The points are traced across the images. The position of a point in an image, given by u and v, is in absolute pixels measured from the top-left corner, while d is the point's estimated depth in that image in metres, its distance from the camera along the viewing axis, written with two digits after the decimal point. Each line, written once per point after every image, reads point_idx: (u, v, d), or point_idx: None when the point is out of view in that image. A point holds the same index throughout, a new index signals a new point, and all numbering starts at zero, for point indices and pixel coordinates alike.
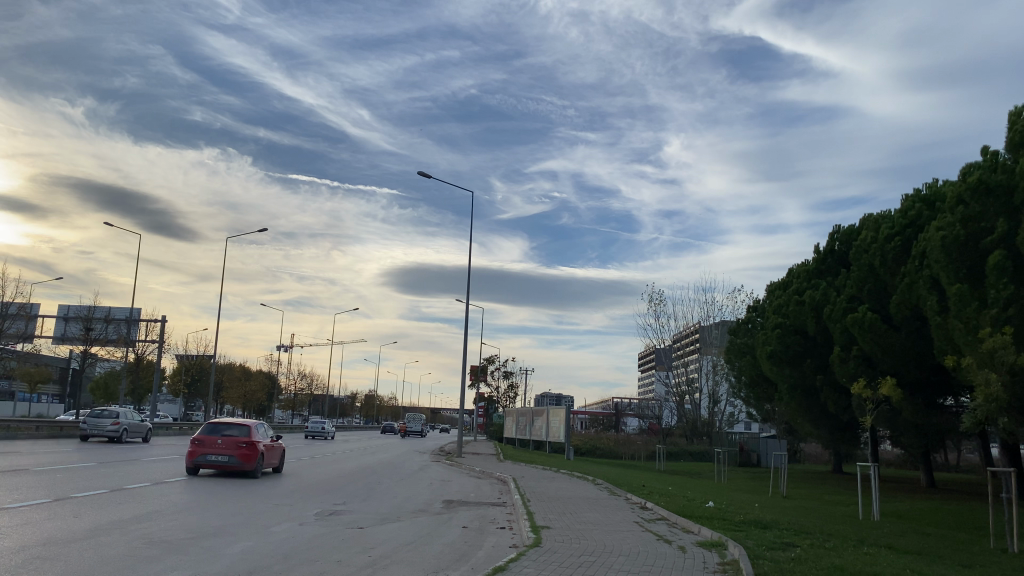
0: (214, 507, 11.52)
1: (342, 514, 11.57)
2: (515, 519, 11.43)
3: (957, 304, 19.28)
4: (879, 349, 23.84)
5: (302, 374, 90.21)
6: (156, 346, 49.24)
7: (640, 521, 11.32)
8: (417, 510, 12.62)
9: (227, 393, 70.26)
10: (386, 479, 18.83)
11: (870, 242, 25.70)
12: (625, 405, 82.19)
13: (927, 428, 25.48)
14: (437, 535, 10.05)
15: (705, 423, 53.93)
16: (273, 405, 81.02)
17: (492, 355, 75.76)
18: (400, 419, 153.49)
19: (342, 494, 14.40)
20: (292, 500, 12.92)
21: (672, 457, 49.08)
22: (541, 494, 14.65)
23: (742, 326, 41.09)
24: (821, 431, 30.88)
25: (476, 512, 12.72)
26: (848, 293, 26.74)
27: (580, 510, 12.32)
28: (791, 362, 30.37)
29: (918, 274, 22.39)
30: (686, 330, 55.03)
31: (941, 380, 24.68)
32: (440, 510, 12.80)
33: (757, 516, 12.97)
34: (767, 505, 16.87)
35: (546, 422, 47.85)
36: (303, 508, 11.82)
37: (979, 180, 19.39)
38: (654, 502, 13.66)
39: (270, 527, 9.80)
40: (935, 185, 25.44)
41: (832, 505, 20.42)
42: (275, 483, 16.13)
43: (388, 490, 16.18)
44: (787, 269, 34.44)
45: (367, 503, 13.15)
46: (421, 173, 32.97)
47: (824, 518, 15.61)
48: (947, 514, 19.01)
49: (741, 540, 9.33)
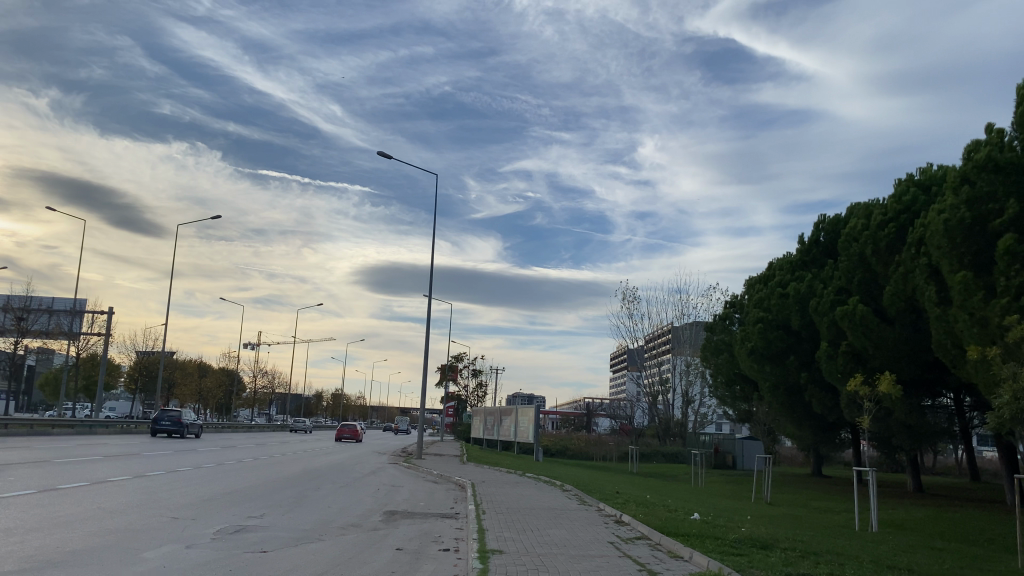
0: (88, 523, 9.25)
1: (247, 532, 9.35)
2: (463, 539, 9.35)
3: (960, 294, 17.62)
4: (870, 344, 22.12)
5: (264, 372, 87.19)
6: (102, 340, 46.51)
7: (616, 541, 9.30)
8: (346, 524, 10.44)
9: (180, 390, 67.20)
10: (328, 484, 16.77)
11: (860, 229, 24.01)
12: (596, 405, 80.20)
13: (921, 429, 23.87)
14: (361, 563, 7.82)
15: (678, 423, 52.24)
16: (234, 403, 78.11)
17: (461, 352, 73.77)
18: (367, 418, 150.92)
19: (265, 505, 12.20)
20: (196, 513, 10.69)
21: (645, 459, 47.31)
22: (499, 505, 12.57)
23: (718, 322, 39.22)
24: (804, 431, 29.21)
25: (420, 528, 10.56)
26: (836, 285, 25.01)
27: (544, 527, 10.28)
28: (773, 359, 28.68)
29: (914, 262, 20.72)
30: (658, 330, 53.37)
31: (937, 379, 23.06)
32: (376, 525, 10.67)
33: (754, 533, 11.03)
34: (758, 516, 14.98)
35: (514, 422, 45.93)
36: (203, 524, 9.61)
37: (988, 157, 17.61)
38: (630, 514, 11.68)
39: (143, 552, 7.64)
40: (929, 168, 23.76)
41: (823, 513, 18.71)
42: (198, 488, 14.16)
43: (324, 497, 14.13)
44: (768, 262, 32.84)
45: (288, 517, 11.01)
46: (382, 154, 30.71)
47: (822, 532, 13.74)
48: (951, 524, 17.39)
49: (746, 571, 7.36)
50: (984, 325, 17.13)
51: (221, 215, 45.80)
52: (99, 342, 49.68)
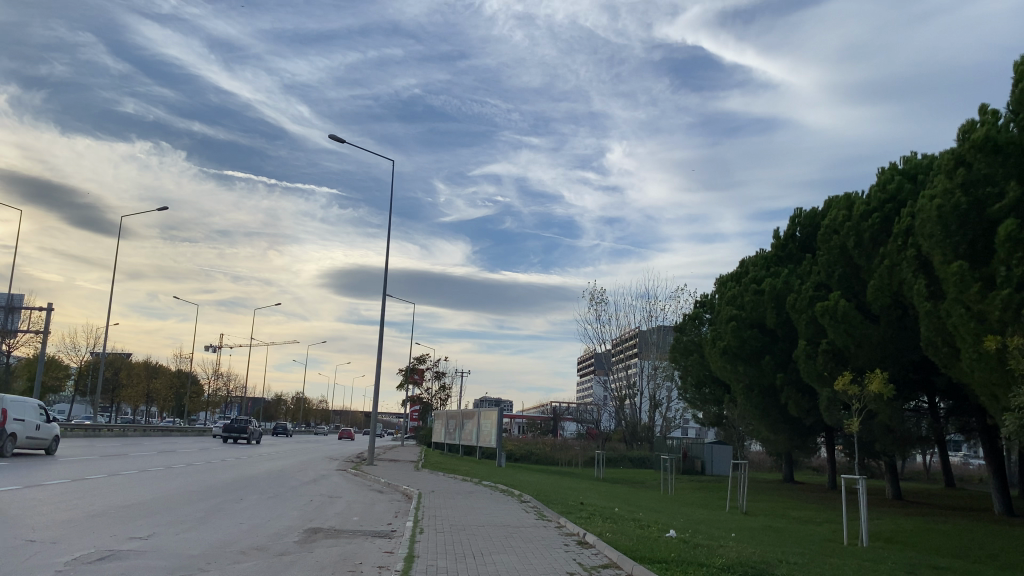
0: None
1: (113, 562, 7.41)
2: (385, 569, 7.47)
3: (956, 286, 16.13)
4: (852, 342, 20.65)
5: (218, 373, 84.29)
6: (38, 338, 43.35)
7: (576, 572, 7.50)
8: (247, 548, 8.51)
9: (126, 391, 64.28)
10: (254, 494, 14.89)
11: (841, 220, 22.57)
12: (562, 409, 78.40)
13: (906, 434, 22.28)
14: None
15: (645, 427, 50.70)
16: (187, 406, 75.26)
17: (424, 353, 71.80)
18: (329, 422, 148.17)
19: (161, 522, 10.15)
20: (62, 534, 8.69)
21: (612, 464, 45.78)
22: (442, 522, 10.79)
23: (688, 322, 37.82)
24: (779, 436, 27.57)
25: (339, 551, 8.65)
26: (815, 280, 23.53)
27: (491, 550, 8.49)
28: (747, 359, 27.16)
29: (900, 255, 19.30)
30: (626, 333, 51.95)
31: (922, 379, 21.74)
32: (287, 549, 8.72)
33: (743, 556, 9.39)
34: (738, 532, 13.32)
35: (476, 425, 44.12)
36: (59, 550, 7.68)
37: (988, 137, 16.12)
38: (596, 533, 9.85)
39: None
40: (914, 157, 22.41)
41: (805, 524, 17.20)
42: (93, 500, 12.18)
43: (241, 510, 12.23)
44: (740, 259, 31.46)
45: (182, 537, 9.08)
46: (333, 137, 28.39)
47: (807, 549, 12.21)
48: (945, 536, 15.95)
49: None
50: (982, 320, 15.65)
51: (164, 207, 43.60)
52: (35, 341, 47.18)
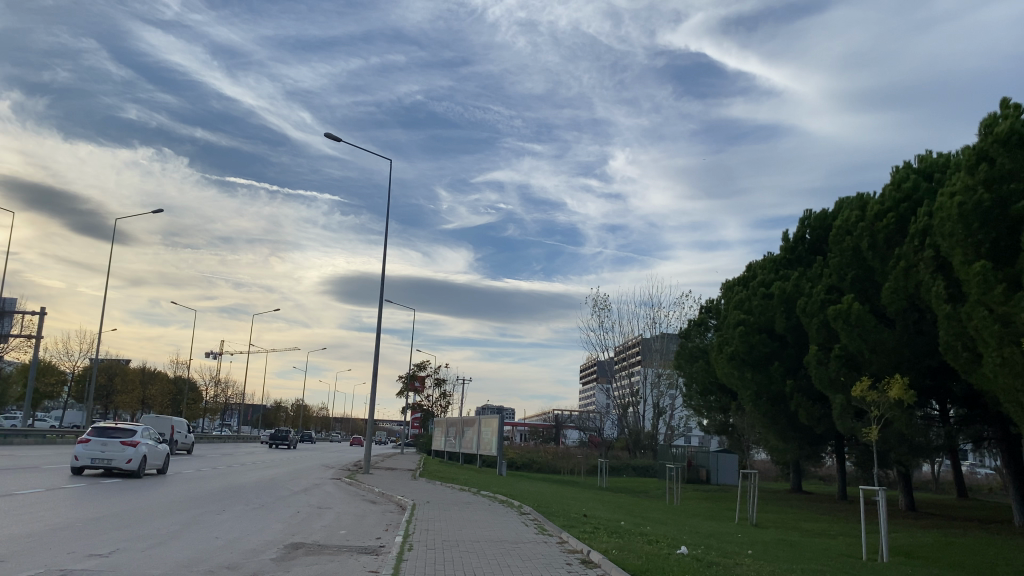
0: None
1: None
2: None
3: (979, 287, 15.29)
4: (866, 347, 19.83)
5: (217, 381, 83.79)
6: (32, 343, 42.71)
7: None
8: (218, 568, 7.71)
9: (121, 398, 63.46)
10: (238, 505, 14.08)
11: (854, 221, 21.77)
12: (564, 417, 77.46)
13: (922, 442, 21.41)
14: None
15: (648, 436, 49.88)
16: (186, 413, 74.73)
17: (424, 360, 71.02)
18: (329, 429, 147.45)
19: (131, 538, 9.32)
20: (15, 551, 7.88)
21: (615, 473, 44.82)
22: (433, 537, 9.96)
23: (694, 328, 37.06)
24: (789, 445, 26.73)
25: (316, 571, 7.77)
26: (826, 282, 22.76)
27: (484, 570, 7.62)
28: (756, 365, 26.33)
29: (918, 256, 18.50)
30: (629, 341, 51.23)
31: (938, 385, 20.91)
32: (262, 569, 7.89)
33: None
34: (752, 547, 12.53)
35: (476, 433, 43.34)
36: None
37: (1012, 130, 15.32)
38: (601, 551, 9.04)
39: None
40: (929, 156, 21.62)
41: (821, 537, 16.36)
42: (63, 511, 11.35)
43: (221, 523, 11.41)
44: (747, 264, 30.72)
45: (149, 554, 8.27)
46: (330, 136, 27.61)
47: (828, 567, 11.35)
48: (970, 551, 15.06)
49: None
50: (1007, 323, 14.79)
51: (161, 212, 43.09)
52: (29, 346, 46.61)
